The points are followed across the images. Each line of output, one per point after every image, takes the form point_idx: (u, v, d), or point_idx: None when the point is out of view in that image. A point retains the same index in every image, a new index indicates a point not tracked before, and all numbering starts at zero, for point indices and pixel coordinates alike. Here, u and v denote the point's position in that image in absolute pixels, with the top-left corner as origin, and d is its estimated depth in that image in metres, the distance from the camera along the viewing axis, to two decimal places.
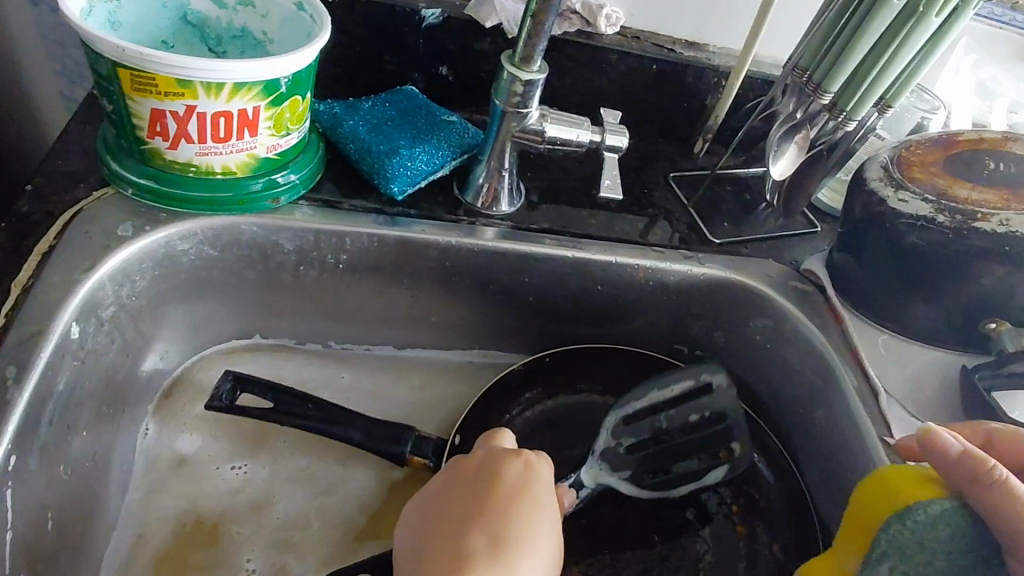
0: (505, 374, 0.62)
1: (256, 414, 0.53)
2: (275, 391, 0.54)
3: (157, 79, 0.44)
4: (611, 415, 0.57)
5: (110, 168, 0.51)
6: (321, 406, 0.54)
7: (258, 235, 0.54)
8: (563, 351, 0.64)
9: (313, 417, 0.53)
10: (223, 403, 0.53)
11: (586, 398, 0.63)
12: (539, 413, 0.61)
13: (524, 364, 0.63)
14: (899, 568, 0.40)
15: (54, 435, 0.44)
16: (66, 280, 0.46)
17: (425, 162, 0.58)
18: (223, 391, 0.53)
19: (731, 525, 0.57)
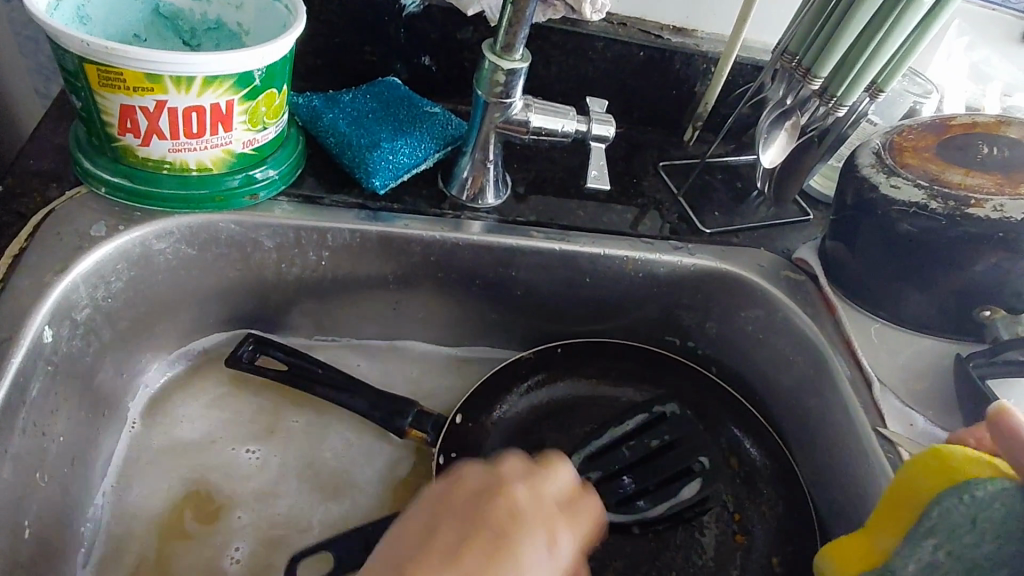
0: (515, 360, 0.62)
1: (270, 376, 0.56)
2: (291, 354, 0.57)
3: (124, 74, 0.43)
4: (575, 454, 0.57)
5: (83, 166, 0.50)
6: (331, 372, 0.57)
7: (237, 233, 0.52)
8: (574, 343, 0.64)
9: (323, 380, 0.56)
10: (243, 360, 0.56)
11: (596, 390, 0.63)
12: (541, 400, 0.61)
13: (535, 353, 0.62)
14: (944, 547, 0.40)
15: (30, 442, 0.43)
16: (38, 282, 0.45)
17: (407, 155, 0.57)
18: (244, 352, 0.56)
19: (731, 535, 0.56)
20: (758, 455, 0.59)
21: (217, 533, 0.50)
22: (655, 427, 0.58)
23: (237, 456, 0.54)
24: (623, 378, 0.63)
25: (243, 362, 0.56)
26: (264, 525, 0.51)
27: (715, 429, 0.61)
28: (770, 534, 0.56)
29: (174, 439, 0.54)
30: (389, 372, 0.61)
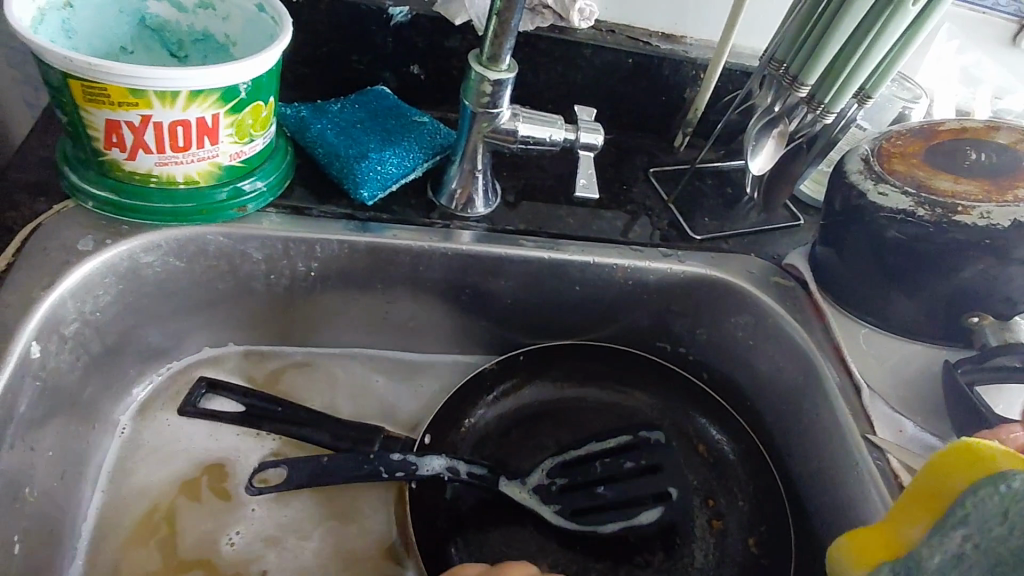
0: (477, 374, 0.62)
1: (224, 419, 0.55)
2: (244, 395, 0.56)
3: (109, 90, 0.43)
4: (549, 457, 0.58)
5: (70, 180, 0.50)
6: (287, 408, 0.56)
7: (225, 245, 0.52)
8: (537, 349, 0.63)
9: (280, 419, 0.55)
10: (195, 407, 0.55)
11: (557, 394, 0.64)
12: (506, 410, 0.62)
13: (496, 364, 0.62)
14: (972, 538, 0.37)
15: (18, 458, 0.43)
16: (25, 299, 0.45)
17: (395, 165, 0.57)
18: (197, 396, 0.55)
19: (707, 522, 0.58)
20: (729, 448, 0.61)
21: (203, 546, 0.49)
22: (634, 450, 0.58)
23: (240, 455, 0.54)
24: (588, 379, 0.64)
25: (195, 408, 0.55)
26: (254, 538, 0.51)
27: (686, 426, 0.63)
28: (744, 519, 0.58)
29: (164, 451, 0.54)
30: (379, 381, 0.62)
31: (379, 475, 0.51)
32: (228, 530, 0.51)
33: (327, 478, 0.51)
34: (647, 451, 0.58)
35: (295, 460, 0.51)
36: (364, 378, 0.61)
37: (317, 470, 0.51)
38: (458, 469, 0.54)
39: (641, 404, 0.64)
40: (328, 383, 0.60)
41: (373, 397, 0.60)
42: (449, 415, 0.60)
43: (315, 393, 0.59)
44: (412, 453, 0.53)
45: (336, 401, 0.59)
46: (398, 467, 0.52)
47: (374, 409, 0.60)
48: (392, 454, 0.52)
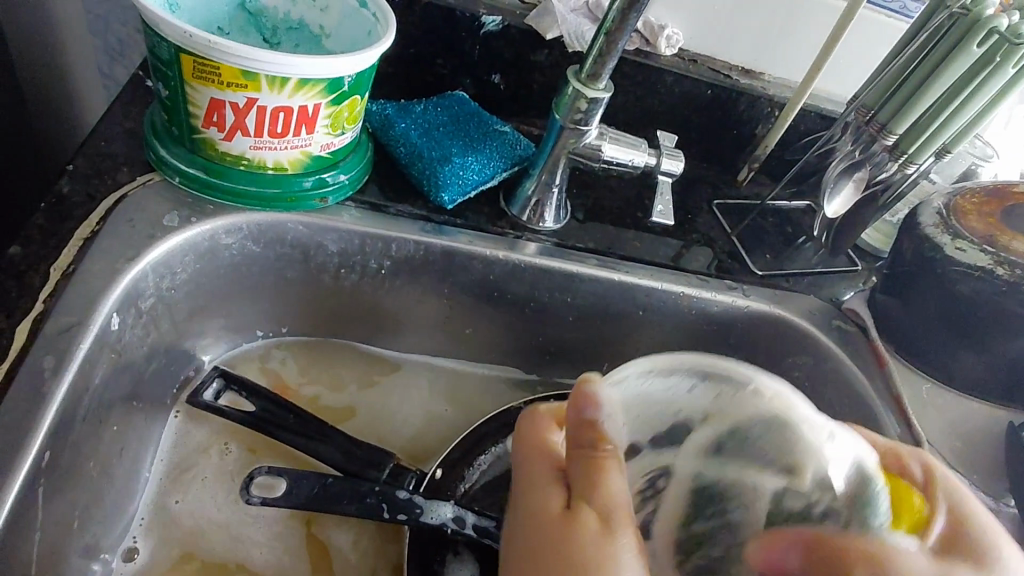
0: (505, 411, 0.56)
1: (233, 418, 0.51)
2: (258, 398, 0.52)
3: (221, 69, 0.43)
4: None
5: (157, 154, 0.50)
6: (300, 417, 0.52)
7: (302, 235, 0.52)
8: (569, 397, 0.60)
9: (292, 429, 0.51)
10: (203, 398, 0.52)
11: None
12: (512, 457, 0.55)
13: (524, 405, 0.57)
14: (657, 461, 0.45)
15: (87, 430, 0.42)
16: (109, 269, 0.44)
17: (476, 172, 0.57)
18: (209, 387, 0.52)
19: None
20: None
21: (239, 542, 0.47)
22: None
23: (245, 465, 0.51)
24: None
25: (205, 402, 0.51)
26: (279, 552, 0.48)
27: None
28: None
29: (207, 433, 0.52)
30: (438, 388, 0.60)
31: (380, 513, 0.46)
32: (262, 527, 0.48)
33: (326, 505, 0.47)
34: None
35: (297, 476, 0.48)
36: (418, 389, 0.60)
37: (317, 492, 0.47)
38: (460, 527, 0.46)
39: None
40: (376, 395, 0.58)
41: (422, 414, 0.58)
42: (466, 450, 0.54)
43: (373, 390, 0.58)
44: (420, 495, 0.47)
45: (375, 415, 0.57)
46: (402, 508, 0.47)
47: (409, 430, 0.57)
48: (397, 492, 0.47)
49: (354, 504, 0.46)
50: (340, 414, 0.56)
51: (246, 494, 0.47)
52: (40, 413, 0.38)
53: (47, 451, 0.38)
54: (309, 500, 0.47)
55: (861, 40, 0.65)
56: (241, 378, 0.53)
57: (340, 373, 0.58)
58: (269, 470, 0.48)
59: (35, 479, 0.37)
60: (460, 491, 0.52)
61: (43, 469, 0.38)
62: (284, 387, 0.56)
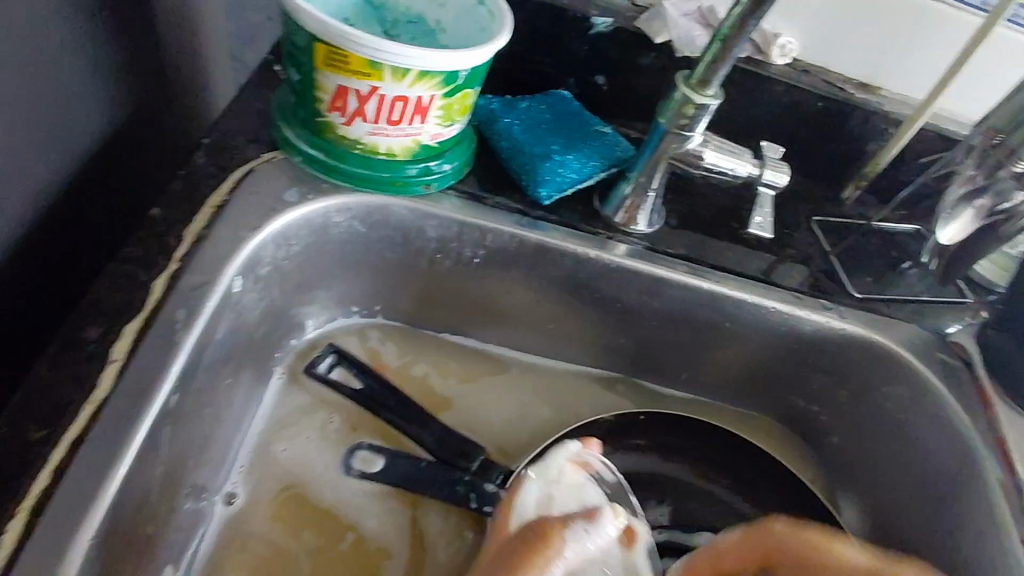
0: (594, 422, 0.58)
1: (343, 393, 0.55)
2: (368, 376, 0.56)
3: (350, 58, 0.46)
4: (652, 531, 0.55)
5: (283, 134, 0.53)
6: (402, 401, 0.56)
7: (405, 219, 0.55)
8: (660, 415, 0.60)
9: (393, 409, 0.55)
10: (320, 370, 0.56)
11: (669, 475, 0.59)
12: None
13: (613, 418, 0.59)
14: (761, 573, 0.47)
15: (206, 381, 0.47)
16: (235, 236, 0.48)
17: (575, 170, 0.58)
18: (323, 362, 0.56)
19: None
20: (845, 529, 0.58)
21: (322, 501, 0.51)
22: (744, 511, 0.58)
23: (333, 429, 0.54)
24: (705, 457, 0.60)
25: (320, 374, 0.56)
26: (361, 515, 0.50)
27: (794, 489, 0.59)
28: None
29: (302, 396, 0.55)
30: (525, 385, 0.62)
31: (468, 502, 0.51)
32: (345, 493, 0.51)
33: (421, 486, 0.51)
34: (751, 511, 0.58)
35: (396, 455, 0.53)
36: (506, 385, 0.61)
37: (411, 472, 0.52)
38: None
39: (724, 493, 0.58)
40: (468, 387, 0.60)
41: (507, 412, 0.60)
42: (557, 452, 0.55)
43: (464, 377, 0.61)
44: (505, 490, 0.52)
45: (466, 407, 0.59)
46: (489, 501, 0.52)
47: (496, 427, 0.58)
48: (485, 485, 0.52)
49: (444, 490, 0.52)
50: (433, 402, 0.58)
51: (347, 465, 0.52)
52: (171, 360, 0.42)
53: (174, 394, 0.42)
54: (405, 479, 0.52)
55: (996, 59, 0.61)
56: (355, 358, 0.57)
57: (434, 359, 0.61)
58: (371, 446, 0.53)
59: (162, 419, 0.41)
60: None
61: (170, 410, 0.42)
62: (377, 362, 0.59)
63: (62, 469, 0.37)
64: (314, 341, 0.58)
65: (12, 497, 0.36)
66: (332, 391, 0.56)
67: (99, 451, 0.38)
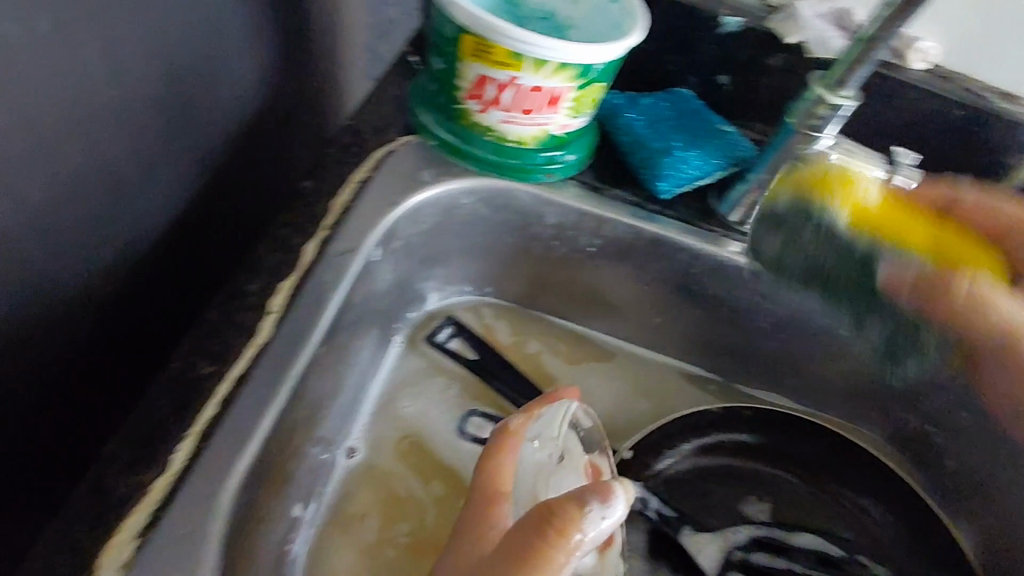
0: (701, 411, 0.60)
1: (459, 363, 0.59)
2: (483, 348, 0.60)
3: (495, 50, 0.48)
4: (750, 524, 0.56)
5: (420, 119, 0.57)
6: (514, 377, 0.58)
7: (528, 204, 0.57)
8: (766, 409, 0.61)
9: (504, 382, 0.58)
10: (440, 339, 0.60)
11: (769, 474, 0.59)
12: (695, 456, 0.58)
13: (722, 408, 0.60)
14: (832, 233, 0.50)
15: (343, 340, 0.51)
16: (377, 211, 0.52)
17: (695, 167, 0.59)
18: (443, 332, 0.61)
19: None
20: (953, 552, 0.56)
21: (437, 461, 0.54)
22: (846, 519, 0.58)
23: (446, 396, 0.57)
24: (808, 460, 0.60)
25: (439, 342, 0.60)
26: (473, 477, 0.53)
27: (898, 504, 0.58)
28: None
29: (418, 364, 0.59)
30: (627, 374, 0.63)
31: None
32: (458, 456, 0.54)
33: None
34: (852, 521, 0.57)
35: None
36: (609, 371, 0.63)
37: None
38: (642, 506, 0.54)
39: (823, 500, 0.58)
40: (572, 369, 0.62)
41: (610, 398, 0.61)
42: (663, 437, 0.58)
43: (572, 363, 0.62)
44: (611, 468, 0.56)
45: (570, 389, 0.61)
46: None
47: (598, 411, 0.60)
48: None
49: None
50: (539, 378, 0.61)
51: (461, 430, 0.55)
52: (320, 317, 0.46)
53: (320, 348, 0.46)
54: None
55: None
56: (474, 331, 0.61)
57: (542, 339, 0.63)
58: (482, 413, 0.56)
59: (310, 369, 0.46)
60: (652, 475, 0.56)
61: (316, 362, 0.46)
62: (488, 338, 0.62)
63: (228, 402, 0.41)
64: (429, 314, 0.62)
65: (185, 422, 0.40)
66: (446, 361, 0.59)
67: (259, 389, 0.42)
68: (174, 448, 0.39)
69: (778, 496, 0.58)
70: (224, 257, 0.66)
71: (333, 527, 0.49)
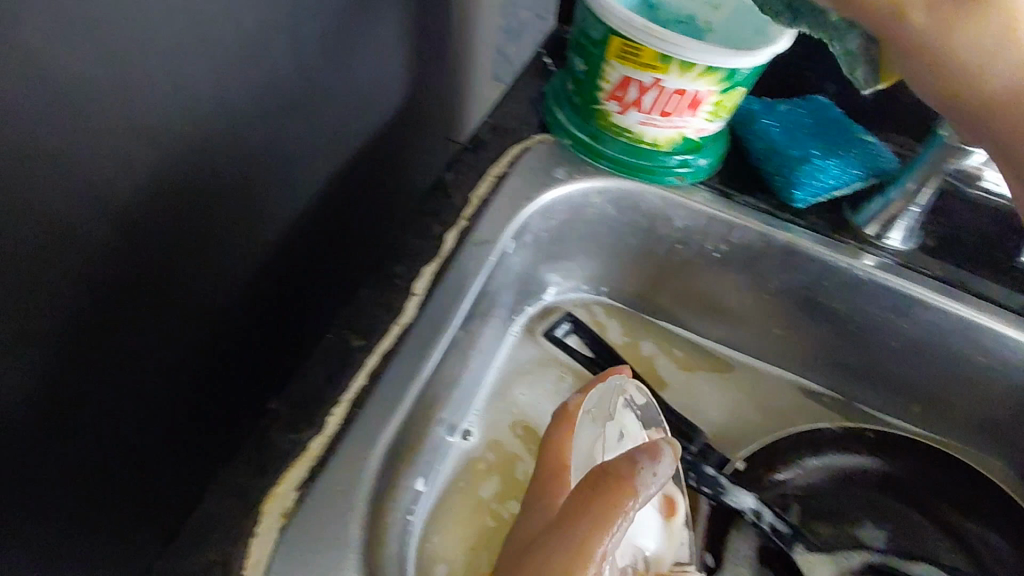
0: (818, 428, 0.58)
1: (575, 357, 0.60)
2: (598, 346, 0.61)
3: (642, 52, 0.49)
4: (868, 549, 0.54)
5: (555, 118, 0.59)
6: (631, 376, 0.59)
7: (656, 207, 0.58)
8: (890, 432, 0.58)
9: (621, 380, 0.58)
10: (557, 333, 0.61)
11: (891, 502, 0.56)
12: (811, 474, 0.57)
13: (841, 428, 0.58)
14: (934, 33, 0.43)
15: (474, 326, 0.53)
16: (513, 205, 0.54)
17: (833, 176, 0.58)
18: (562, 327, 0.61)
19: None
20: None
21: None
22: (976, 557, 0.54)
23: (562, 388, 0.58)
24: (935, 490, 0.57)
25: (557, 337, 0.61)
26: None
27: None
28: None
29: (535, 355, 0.60)
30: (742, 383, 0.62)
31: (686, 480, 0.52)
32: None
33: None
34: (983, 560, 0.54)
35: None
36: (724, 379, 0.62)
37: None
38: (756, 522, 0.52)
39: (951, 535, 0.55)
40: (686, 374, 0.62)
41: (724, 406, 0.60)
42: (780, 450, 0.57)
43: (687, 369, 0.62)
44: (724, 477, 0.53)
45: (684, 392, 0.60)
46: (707, 482, 0.53)
47: (712, 417, 0.59)
48: (705, 468, 0.53)
49: None
50: (654, 379, 0.61)
51: None
52: (460, 302, 0.49)
53: (458, 331, 0.49)
54: None
55: None
56: (589, 327, 0.62)
57: (656, 342, 0.63)
58: None
59: (448, 350, 0.48)
60: (768, 486, 0.55)
61: (453, 344, 0.49)
62: (604, 335, 0.63)
63: (376, 374, 0.44)
64: (547, 308, 0.63)
65: (338, 389, 0.43)
66: (563, 354, 0.60)
67: (404, 364, 0.45)
68: (328, 412, 0.42)
69: (900, 524, 0.55)
70: (348, 239, 0.70)
71: (454, 490, 0.51)
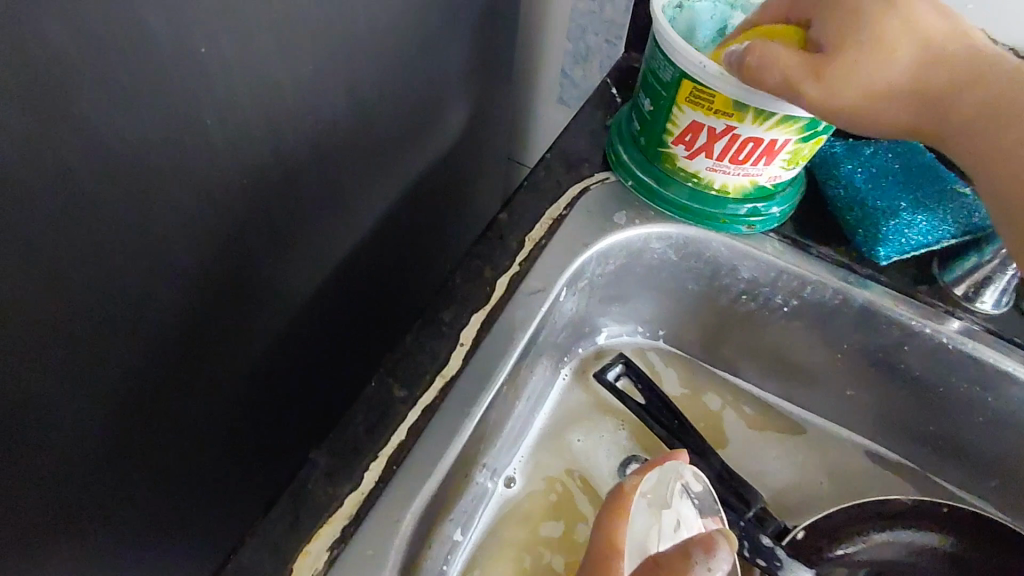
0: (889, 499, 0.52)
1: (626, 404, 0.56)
2: (652, 392, 0.57)
3: (716, 98, 0.46)
4: None
5: (619, 157, 0.56)
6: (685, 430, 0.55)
7: (721, 255, 0.54)
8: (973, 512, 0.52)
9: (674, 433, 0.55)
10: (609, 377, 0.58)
11: None
12: (878, 552, 0.52)
13: (913, 501, 0.52)
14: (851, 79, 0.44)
15: (521, 375, 0.51)
16: (568, 250, 0.52)
17: (922, 232, 0.52)
18: (614, 369, 0.58)
19: None
20: None
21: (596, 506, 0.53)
22: None
23: (610, 439, 0.56)
24: None
25: (609, 379, 0.57)
26: None
27: None
28: None
29: (584, 400, 0.58)
30: (805, 445, 0.58)
31: (741, 550, 0.48)
32: None
33: None
34: None
35: None
36: (785, 439, 0.58)
37: None
38: None
39: None
40: (744, 431, 0.58)
41: (784, 469, 0.56)
42: (844, 523, 0.52)
43: (755, 429, 0.58)
44: (782, 549, 0.49)
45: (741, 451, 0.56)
46: (762, 553, 0.48)
47: (770, 480, 0.55)
48: (762, 538, 0.49)
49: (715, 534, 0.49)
50: (709, 435, 0.57)
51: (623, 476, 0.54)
52: (508, 354, 0.47)
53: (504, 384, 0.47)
54: None
55: None
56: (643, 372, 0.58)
57: (712, 393, 0.60)
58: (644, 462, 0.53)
59: (492, 404, 0.46)
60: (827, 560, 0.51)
61: (498, 397, 0.47)
62: (658, 383, 0.60)
63: (418, 429, 0.43)
64: (599, 351, 0.60)
65: (379, 442, 0.42)
66: (614, 401, 0.57)
67: (447, 419, 0.44)
68: (367, 467, 0.41)
69: None
70: (398, 264, 0.70)
71: (493, 539, 0.50)
